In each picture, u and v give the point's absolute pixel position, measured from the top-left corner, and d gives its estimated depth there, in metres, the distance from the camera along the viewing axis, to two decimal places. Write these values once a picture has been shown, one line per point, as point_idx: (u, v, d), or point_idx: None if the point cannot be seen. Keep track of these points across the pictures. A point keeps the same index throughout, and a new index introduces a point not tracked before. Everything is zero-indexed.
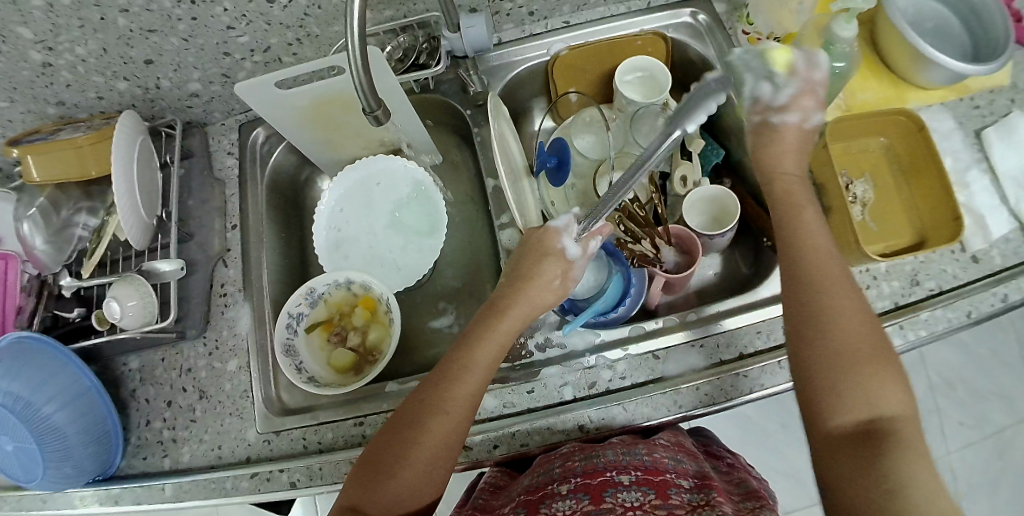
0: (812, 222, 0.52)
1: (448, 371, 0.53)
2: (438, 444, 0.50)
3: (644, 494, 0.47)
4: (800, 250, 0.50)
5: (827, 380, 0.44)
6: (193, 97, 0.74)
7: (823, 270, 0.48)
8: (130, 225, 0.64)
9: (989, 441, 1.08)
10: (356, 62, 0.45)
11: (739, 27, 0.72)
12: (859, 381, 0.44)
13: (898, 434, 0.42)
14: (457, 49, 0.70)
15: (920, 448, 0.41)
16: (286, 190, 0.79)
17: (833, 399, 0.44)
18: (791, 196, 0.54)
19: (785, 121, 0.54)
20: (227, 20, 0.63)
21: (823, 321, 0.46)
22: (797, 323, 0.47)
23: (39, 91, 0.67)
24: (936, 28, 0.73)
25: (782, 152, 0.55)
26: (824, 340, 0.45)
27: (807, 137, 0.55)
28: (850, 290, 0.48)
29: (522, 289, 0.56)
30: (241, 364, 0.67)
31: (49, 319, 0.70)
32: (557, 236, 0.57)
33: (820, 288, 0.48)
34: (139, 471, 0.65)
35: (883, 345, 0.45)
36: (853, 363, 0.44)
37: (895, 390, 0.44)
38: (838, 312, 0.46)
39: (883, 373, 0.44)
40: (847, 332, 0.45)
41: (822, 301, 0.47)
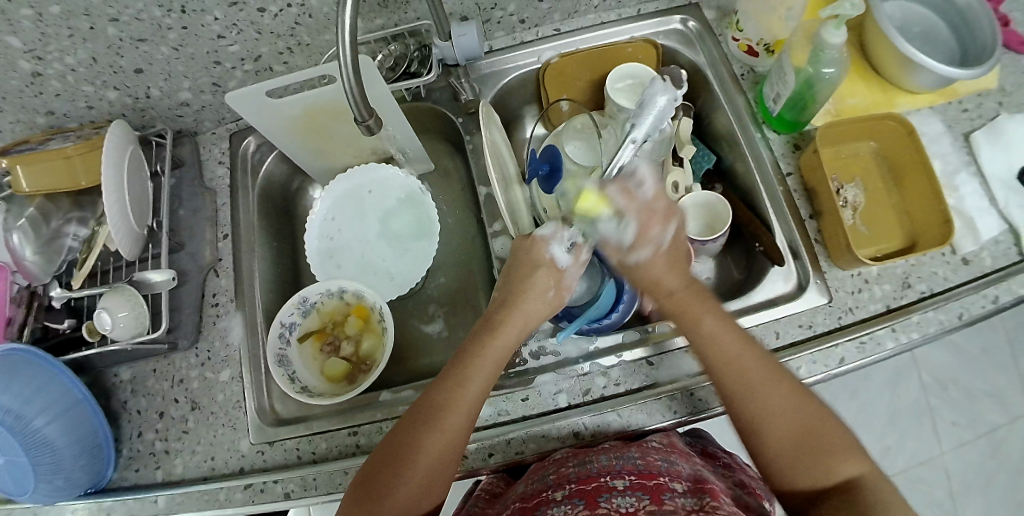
0: (717, 322, 0.53)
1: (443, 389, 0.52)
2: (435, 462, 0.50)
3: (639, 500, 0.46)
4: (715, 358, 0.52)
5: (785, 468, 0.49)
6: (184, 106, 0.74)
7: (743, 368, 0.51)
8: (120, 235, 0.64)
9: (982, 441, 1.09)
10: (348, 71, 0.45)
11: (729, 33, 0.73)
12: (816, 463, 0.48)
13: (864, 490, 0.46)
14: (448, 58, 0.70)
15: (893, 499, 0.46)
16: (278, 198, 0.79)
17: (797, 481, 0.49)
18: (685, 308, 0.54)
19: (639, 260, 0.54)
20: (218, 29, 0.63)
21: (756, 427, 0.50)
22: (738, 423, 0.51)
23: (28, 101, 0.67)
24: (924, 33, 0.74)
25: (654, 272, 0.55)
26: (762, 429, 0.50)
27: (672, 254, 0.55)
28: (771, 383, 0.51)
29: (517, 302, 0.56)
30: (234, 374, 0.66)
31: (39, 331, 0.69)
32: (545, 245, 0.57)
33: (744, 379, 0.51)
34: (131, 483, 0.65)
35: (816, 419, 0.49)
36: (793, 456, 0.49)
37: (848, 457, 0.48)
38: (767, 413, 0.50)
39: (829, 447, 0.48)
40: (781, 426, 0.49)
41: (749, 398, 0.50)
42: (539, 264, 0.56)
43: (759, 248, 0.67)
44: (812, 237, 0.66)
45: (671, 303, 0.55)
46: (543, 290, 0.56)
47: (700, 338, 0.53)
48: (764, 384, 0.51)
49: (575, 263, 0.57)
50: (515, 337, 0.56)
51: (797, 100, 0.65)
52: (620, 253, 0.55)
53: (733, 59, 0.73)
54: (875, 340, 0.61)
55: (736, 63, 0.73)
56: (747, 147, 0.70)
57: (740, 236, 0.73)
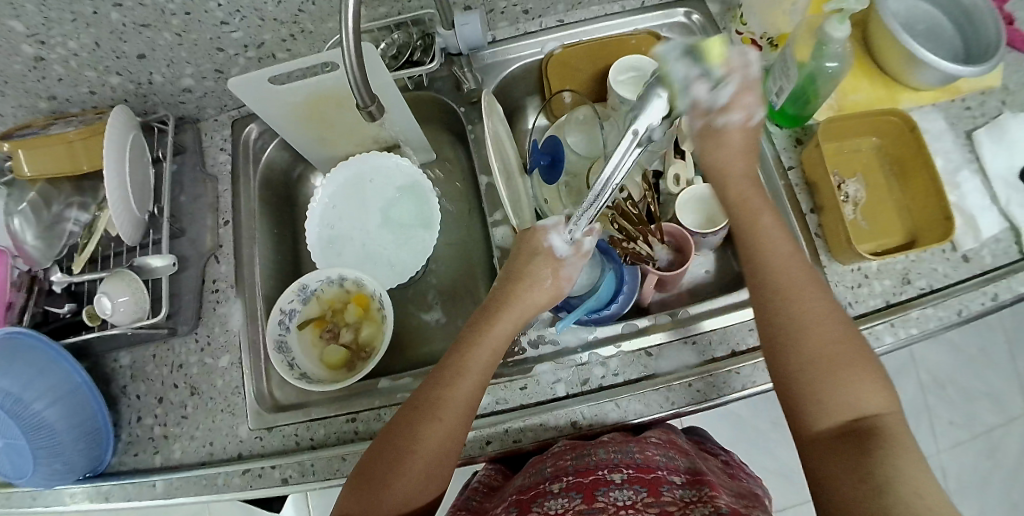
0: (773, 223, 0.53)
1: (440, 380, 0.53)
2: (435, 451, 0.50)
3: (636, 493, 0.46)
4: (762, 256, 0.51)
5: (805, 376, 0.45)
6: (186, 92, 0.74)
7: (791, 274, 0.50)
8: (121, 221, 0.64)
9: (978, 440, 1.09)
10: (352, 59, 0.45)
11: (734, 27, 0.72)
12: (836, 388, 0.44)
13: (884, 431, 0.42)
14: (451, 47, 0.71)
15: (910, 444, 0.41)
16: (279, 186, 0.79)
17: (813, 408, 0.44)
18: (748, 203, 0.54)
19: (728, 123, 0.53)
20: (221, 15, 0.63)
21: (787, 297, 0.48)
22: (771, 331, 0.48)
23: (31, 85, 0.67)
24: (928, 29, 0.74)
25: (726, 156, 0.55)
26: (788, 341, 0.47)
27: (751, 135, 0.55)
28: (810, 292, 0.48)
29: (515, 293, 0.56)
30: (233, 361, 0.67)
31: (40, 315, 0.70)
32: (545, 235, 0.58)
33: (779, 293, 0.49)
34: (129, 468, 0.65)
35: (856, 344, 0.46)
36: (822, 363, 0.45)
37: (871, 389, 0.44)
38: (810, 318, 0.47)
39: (856, 368, 0.44)
40: (819, 333, 0.46)
41: (786, 301, 0.48)
42: (538, 256, 0.57)
43: None
44: (813, 231, 0.66)
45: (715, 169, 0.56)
46: (541, 280, 0.57)
47: (752, 252, 0.52)
48: (803, 277, 0.49)
49: (575, 253, 0.57)
50: (512, 327, 0.56)
51: (799, 95, 0.65)
52: (708, 117, 0.52)
53: None
54: (874, 335, 0.61)
55: None
56: None
57: None
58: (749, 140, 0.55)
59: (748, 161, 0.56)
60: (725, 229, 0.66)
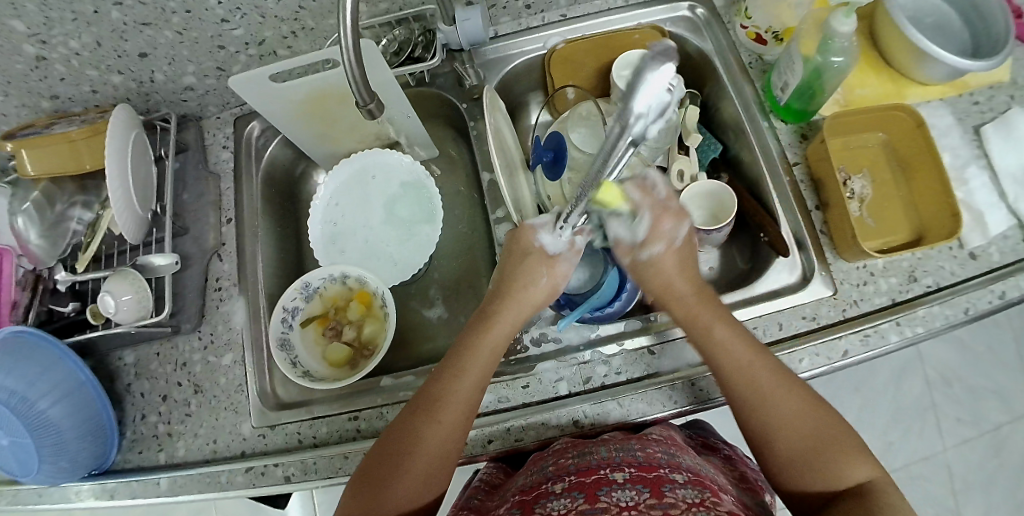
0: (728, 331, 0.54)
1: (439, 381, 0.53)
2: (437, 450, 0.50)
3: (638, 493, 0.46)
4: (728, 367, 0.53)
5: (791, 476, 0.49)
6: (188, 90, 0.73)
7: (753, 374, 0.52)
8: (124, 220, 0.64)
9: (985, 438, 1.08)
10: (349, 56, 0.45)
11: (738, 22, 0.71)
12: (825, 469, 0.48)
13: (878, 492, 0.46)
14: (452, 43, 0.69)
15: (902, 506, 0.45)
16: (281, 183, 0.79)
17: (803, 486, 0.49)
18: (697, 317, 0.56)
19: (652, 255, 0.57)
20: (221, 13, 0.63)
21: (756, 400, 0.51)
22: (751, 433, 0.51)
23: (33, 85, 0.67)
24: (936, 24, 0.73)
25: (665, 276, 0.58)
26: (771, 449, 0.50)
27: (682, 250, 0.58)
28: (779, 389, 0.51)
29: (513, 293, 0.57)
30: (236, 359, 0.67)
31: (44, 314, 0.70)
32: (533, 233, 0.58)
33: (752, 392, 0.51)
34: (134, 465, 0.65)
35: (829, 427, 0.49)
36: (805, 457, 0.49)
37: (855, 461, 0.48)
38: (779, 425, 0.50)
39: (839, 445, 0.48)
40: (790, 440, 0.49)
41: (761, 414, 0.51)
42: (530, 255, 0.57)
43: (765, 238, 0.67)
44: (818, 228, 0.65)
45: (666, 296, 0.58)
46: (535, 279, 0.57)
47: (713, 354, 0.54)
48: (772, 379, 0.52)
49: (569, 249, 0.58)
50: (510, 328, 0.56)
51: (805, 89, 0.64)
52: (632, 250, 0.58)
53: (743, 48, 0.73)
54: (879, 334, 0.60)
55: (746, 52, 0.72)
56: (754, 136, 0.69)
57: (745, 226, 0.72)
58: (682, 261, 0.58)
59: (681, 276, 0.58)
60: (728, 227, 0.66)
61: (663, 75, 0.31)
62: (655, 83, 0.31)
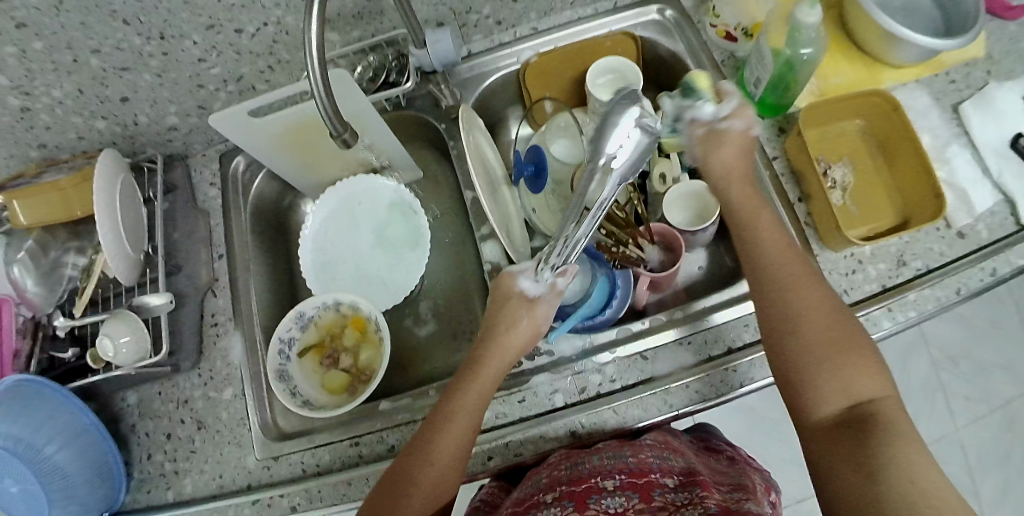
0: (776, 240, 0.53)
1: (429, 425, 0.53)
2: (427, 496, 0.50)
3: (628, 500, 0.47)
4: (764, 262, 0.52)
5: (806, 370, 0.48)
6: (172, 130, 0.75)
7: (785, 269, 0.51)
8: (117, 264, 0.65)
9: (997, 415, 1.07)
10: (319, 88, 0.46)
11: (707, 20, 0.72)
12: (835, 374, 0.47)
13: (879, 415, 0.45)
14: (425, 65, 0.70)
15: (905, 431, 0.43)
16: (270, 216, 0.80)
17: (816, 395, 0.47)
18: (751, 215, 0.55)
19: (730, 128, 0.55)
20: (198, 53, 0.64)
21: (790, 292, 0.50)
22: (771, 323, 0.50)
23: (20, 135, 0.68)
24: (906, 6, 0.73)
25: (730, 160, 0.55)
26: (768, 277, 0.52)
27: (747, 145, 0.56)
28: (814, 288, 0.50)
29: (495, 334, 0.57)
30: (236, 393, 0.67)
31: (46, 361, 0.71)
32: (513, 280, 0.58)
33: (781, 294, 0.50)
34: (143, 505, 0.66)
35: (849, 325, 0.49)
36: (822, 353, 0.47)
37: (868, 378, 0.47)
38: (808, 311, 0.49)
39: (857, 360, 0.47)
40: (816, 326, 0.48)
41: (790, 297, 0.50)
42: (511, 297, 0.57)
43: None
44: (802, 221, 0.65)
45: (722, 170, 0.55)
46: (516, 320, 0.56)
47: (751, 248, 0.54)
48: (801, 275, 0.51)
49: (551, 291, 0.57)
50: (497, 369, 0.56)
51: (777, 81, 0.65)
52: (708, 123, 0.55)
53: (714, 47, 0.73)
54: (872, 321, 0.60)
55: (717, 50, 0.72)
56: None
57: None
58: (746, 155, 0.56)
59: (743, 182, 0.56)
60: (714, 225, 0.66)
61: (630, 126, 0.31)
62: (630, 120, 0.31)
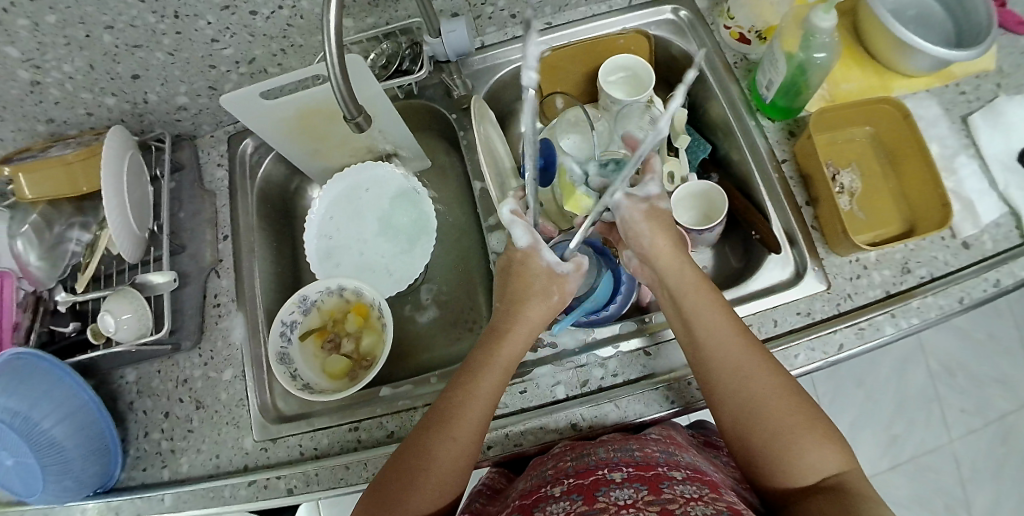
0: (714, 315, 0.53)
1: (451, 399, 0.54)
2: (447, 469, 0.50)
3: (636, 491, 0.46)
4: (710, 345, 0.53)
5: (770, 451, 0.48)
6: (182, 110, 0.74)
7: (729, 351, 0.52)
8: (122, 241, 0.65)
9: (992, 428, 1.08)
10: (336, 72, 0.46)
11: (722, 22, 0.72)
12: (800, 452, 0.47)
13: (847, 486, 0.46)
14: (438, 55, 0.69)
15: (873, 497, 0.45)
16: (276, 199, 0.80)
17: (788, 472, 0.48)
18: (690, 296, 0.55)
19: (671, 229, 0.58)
20: (211, 33, 0.64)
21: (739, 378, 0.51)
22: (729, 405, 0.51)
23: (29, 109, 0.68)
24: (919, 15, 0.73)
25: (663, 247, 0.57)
26: (724, 358, 0.52)
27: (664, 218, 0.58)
28: (764, 368, 0.51)
29: (522, 310, 0.57)
30: (236, 374, 0.67)
31: (46, 335, 0.70)
32: (538, 255, 0.57)
33: (730, 379, 0.51)
34: (138, 483, 0.65)
35: (802, 398, 0.50)
36: (785, 438, 0.48)
37: (831, 449, 0.48)
38: (762, 396, 0.50)
39: (817, 432, 0.48)
40: (771, 409, 0.49)
41: (740, 385, 0.51)
42: (536, 273, 0.57)
43: (756, 236, 0.67)
44: (808, 224, 0.65)
45: (661, 258, 0.57)
46: (547, 296, 0.57)
47: (698, 326, 0.54)
48: (750, 352, 0.52)
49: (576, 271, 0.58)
50: (521, 347, 0.56)
51: (789, 86, 0.65)
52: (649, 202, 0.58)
53: (727, 48, 0.73)
54: (874, 326, 0.61)
55: (729, 52, 0.73)
56: (741, 134, 0.70)
57: (737, 225, 0.72)
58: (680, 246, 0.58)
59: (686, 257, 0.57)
60: (720, 225, 0.67)
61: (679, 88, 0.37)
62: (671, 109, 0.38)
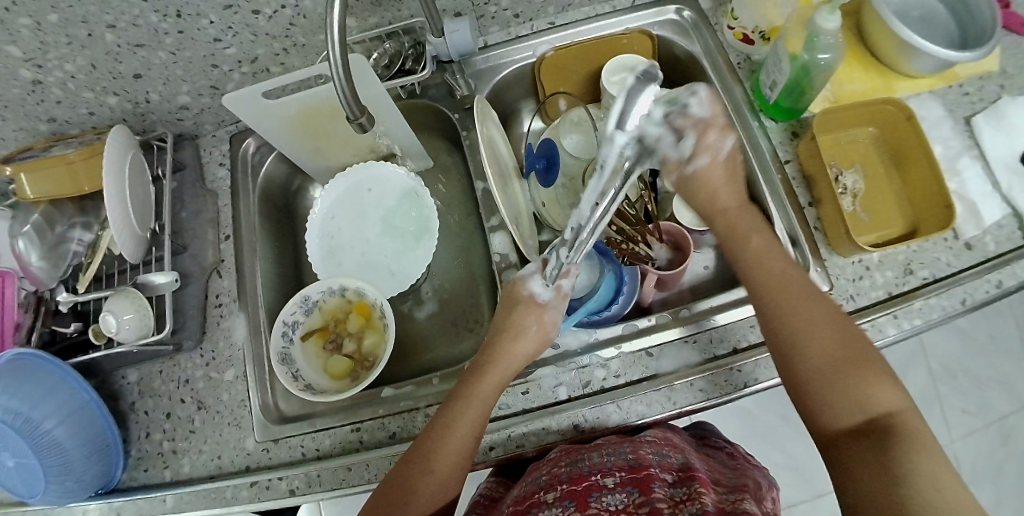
0: (762, 245, 0.58)
1: (434, 430, 0.54)
2: (426, 502, 0.51)
3: (628, 496, 0.47)
4: (758, 268, 0.57)
5: (819, 388, 0.50)
6: (183, 109, 0.74)
7: (786, 275, 0.56)
8: (123, 240, 0.65)
9: (993, 429, 1.08)
10: (339, 70, 0.46)
11: (726, 23, 0.72)
12: (850, 386, 0.49)
13: (898, 426, 0.46)
14: (441, 54, 0.71)
15: (925, 437, 0.45)
16: (278, 198, 0.80)
17: (832, 410, 0.49)
18: (734, 225, 0.60)
19: (698, 167, 0.58)
20: (214, 32, 0.64)
21: (793, 306, 0.53)
22: (776, 327, 0.53)
23: (30, 108, 0.68)
24: (923, 16, 0.73)
25: (712, 176, 0.59)
26: (786, 289, 0.55)
27: (729, 165, 0.59)
28: (817, 303, 0.53)
29: (506, 345, 0.57)
30: (237, 374, 0.67)
31: (47, 335, 0.70)
32: (523, 284, 0.59)
33: (782, 299, 0.54)
34: (140, 483, 0.65)
35: (857, 344, 0.51)
36: (829, 372, 0.50)
37: (885, 388, 0.48)
38: (811, 326, 0.52)
39: (869, 373, 0.49)
40: (819, 342, 0.51)
41: (790, 315, 0.53)
42: (520, 305, 0.58)
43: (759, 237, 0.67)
44: (811, 225, 0.65)
45: (705, 184, 0.60)
46: (525, 327, 0.57)
47: (750, 253, 0.58)
48: (806, 291, 0.55)
49: (556, 298, 0.58)
50: (501, 381, 0.56)
51: (793, 87, 0.64)
52: (679, 168, 0.58)
53: (731, 49, 0.73)
54: (877, 327, 0.60)
55: (734, 53, 0.73)
56: (744, 135, 0.69)
57: None
58: (730, 176, 0.60)
59: (733, 189, 0.60)
60: None
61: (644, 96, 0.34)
62: (650, 98, 0.34)
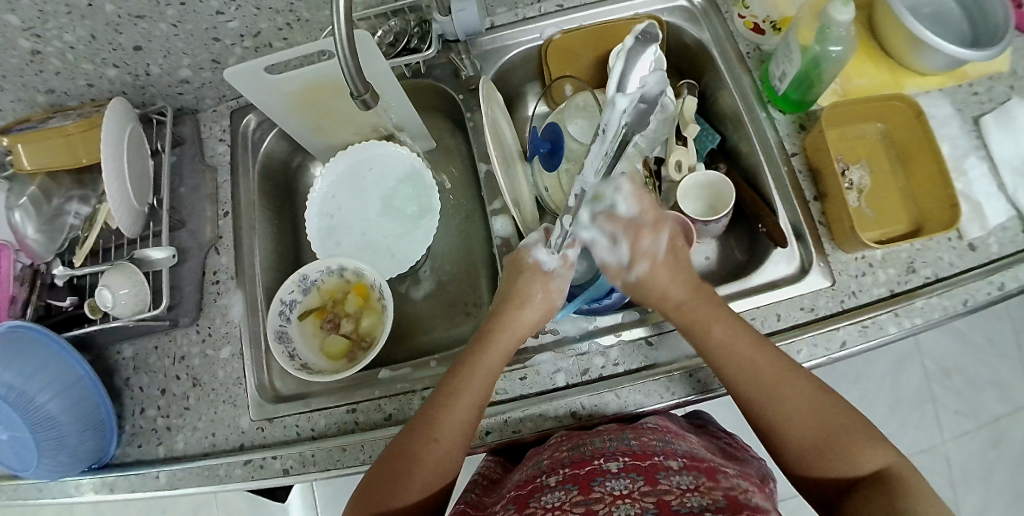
0: (727, 333, 0.54)
1: (439, 398, 0.54)
2: (432, 468, 0.51)
3: (632, 481, 0.46)
4: (725, 361, 0.53)
5: (810, 463, 0.49)
6: (184, 83, 0.73)
7: (756, 370, 0.52)
8: (120, 215, 0.64)
9: (984, 431, 1.08)
10: (344, 46, 0.45)
11: (735, 11, 0.72)
12: (838, 459, 0.48)
13: (899, 478, 0.46)
14: (447, 34, 0.69)
15: (921, 485, 0.46)
16: (278, 176, 0.79)
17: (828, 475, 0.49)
18: (693, 317, 0.56)
19: (640, 275, 0.58)
20: (216, 5, 0.63)
21: (764, 388, 0.51)
22: (762, 415, 0.52)
23: (28, 79, 0.67)
24: (936, 13, 0.72)
25: (660, 283, 0.58)
26: (754, 366, 0.52)
27: (669, 259, 0.59)
28: (787, 378, 0.52)
29: (511, 312, 0.58)
30: (234, 352, 0.67)
31: (43, 309, 0.70)
32: (528, 253, 0.60)
33: (755, 386, 0.52)
34: (134, 459, 0.65)
35: (836, 411, 0.50)
36: (816, 451, 0.49)
37: (872, 447, 0.48)
38: (787, 408, 0.51)
39: (854, 437, 0.49)
40: (801, 423, 0.50)
41: (769, 397, 0.51)
42: (525, 272, 0.59)
43: (763, 228, 0.66)
44: (816, 218, 0.65)
45: (650, 293, 0.59)
46: (531, 294, 0.58)
47: (716, 354, 0.54)
48: (775, 368, 0.52)
49: (562, 266, 0.59)
50: (507, 348, 0.56)
51: (802, 79, 0.64)
52: (622, 274, 0.59)
53: (740, 38, 0.72)
54: (877, 324, 0.60)
55: (743, 42, 0.72)
56: (751, 125, 0.69)
57: (743, 218, 0.72)
58: (676, 273, 0.59)
59: (678, 282, 0.58)
60: (726, 217, 0.66)
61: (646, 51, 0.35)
62: (650, 57, 0.36)
